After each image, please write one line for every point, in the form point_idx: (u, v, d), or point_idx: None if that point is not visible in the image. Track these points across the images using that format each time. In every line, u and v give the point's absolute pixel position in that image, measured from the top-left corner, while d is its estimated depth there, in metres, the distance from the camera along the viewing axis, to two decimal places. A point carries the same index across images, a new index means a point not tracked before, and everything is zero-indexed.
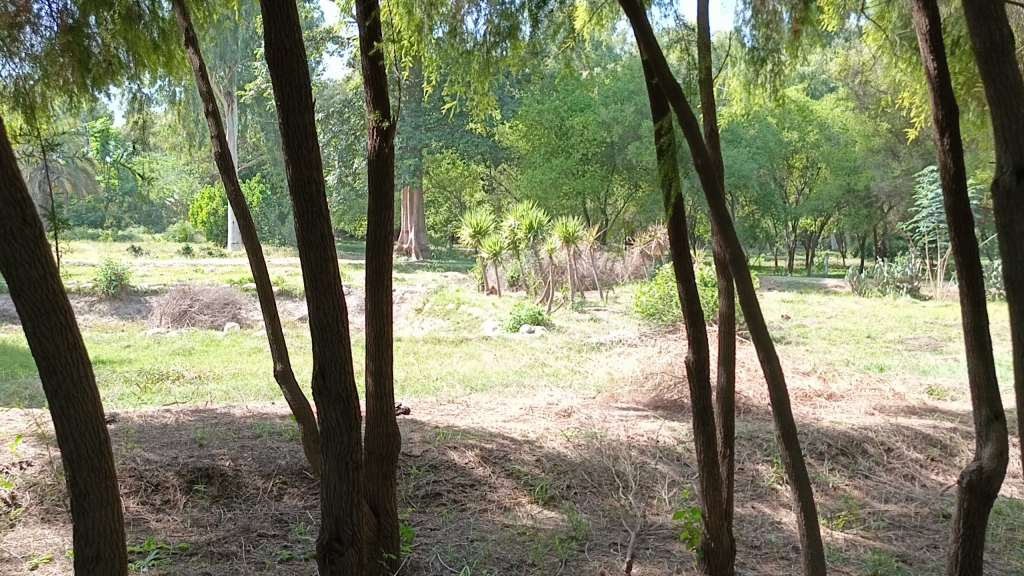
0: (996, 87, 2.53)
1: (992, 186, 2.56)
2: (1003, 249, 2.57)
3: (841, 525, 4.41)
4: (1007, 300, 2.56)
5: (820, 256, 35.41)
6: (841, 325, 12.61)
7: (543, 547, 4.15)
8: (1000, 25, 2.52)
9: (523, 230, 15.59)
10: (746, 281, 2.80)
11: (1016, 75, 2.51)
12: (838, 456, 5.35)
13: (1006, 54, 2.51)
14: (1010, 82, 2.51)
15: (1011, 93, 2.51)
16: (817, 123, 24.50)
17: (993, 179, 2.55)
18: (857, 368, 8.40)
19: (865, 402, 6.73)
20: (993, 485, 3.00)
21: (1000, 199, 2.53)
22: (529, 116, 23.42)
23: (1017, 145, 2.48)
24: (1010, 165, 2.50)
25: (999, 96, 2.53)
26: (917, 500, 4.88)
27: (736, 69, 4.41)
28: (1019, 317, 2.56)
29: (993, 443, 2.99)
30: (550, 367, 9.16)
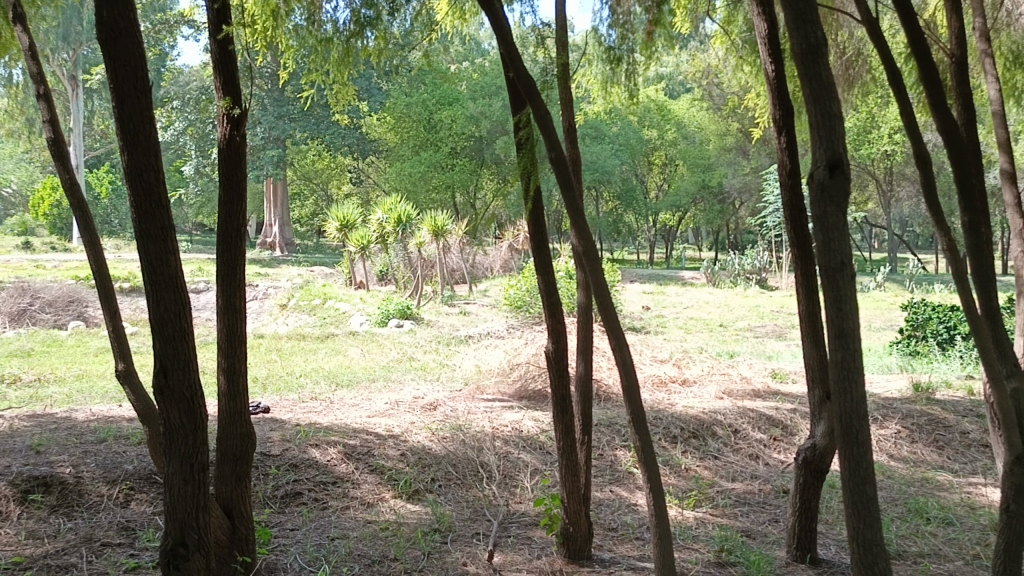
0: (807, 86, 1.86)
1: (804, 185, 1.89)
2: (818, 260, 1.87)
3: (693, 504, 4.64)
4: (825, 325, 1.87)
5: (679, 249, 37.11)
6: (696, 315, 13.21)
7: (405, 541, 4.12)
8: (816, 23, 1.89)
9: (392, 224, 15.40)
10: (599, 271, 2.89)
11: (834, 78, 1.86)
12: (690, 439, 5.62)
13: (822, 56, 1.86)
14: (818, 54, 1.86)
15: (832, 100, 1.83)
16: (674, 122, 25.66)
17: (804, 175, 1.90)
18: (709, 355, 8.83)
19: (714, 387, 7.09)
20: (825, 460, 3.38)
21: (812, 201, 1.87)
22: (397, 109, 23.10)
23: (830, 132, 1.83)
24: (824, 156, 1.85)
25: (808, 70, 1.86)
26: (760, 478, 5.19)
27: (594, 67, 4.56)
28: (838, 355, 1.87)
29: (825, 424, 3.33)
30: (418, 362, 9.10)
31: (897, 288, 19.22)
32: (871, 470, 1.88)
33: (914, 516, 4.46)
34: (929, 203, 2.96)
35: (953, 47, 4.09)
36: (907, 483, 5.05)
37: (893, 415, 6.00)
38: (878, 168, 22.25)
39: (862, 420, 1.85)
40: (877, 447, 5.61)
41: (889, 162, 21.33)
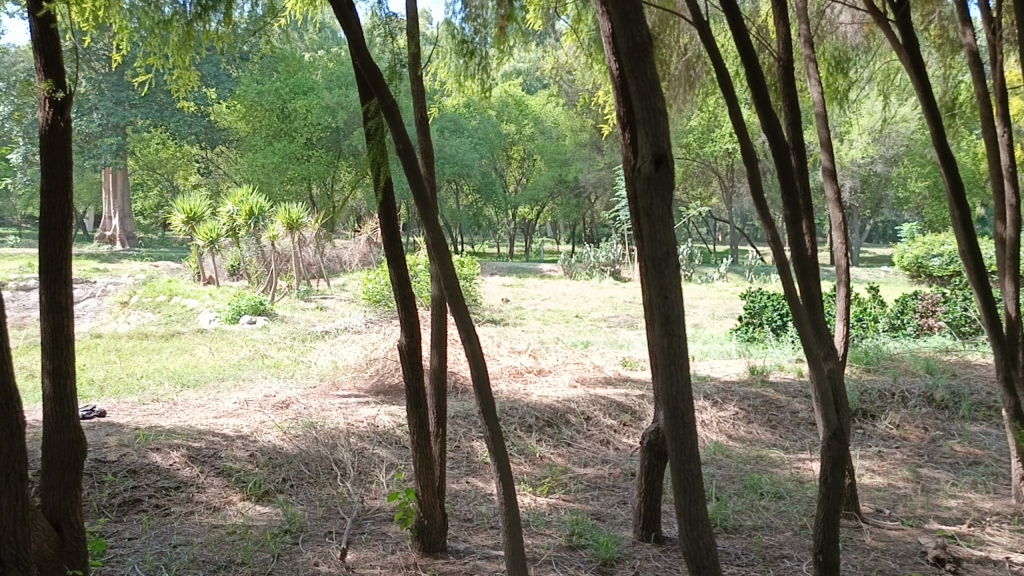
0: (633, 83, 1.81)
1: (632, 178, 1.84)
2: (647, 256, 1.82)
3: (546, 491, 4.74)
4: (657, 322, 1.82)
5: (539, 242, 37.79)
6: (554, 306, 13.51)
7: (253, 544, 3.97)
8: (641, 20, 1.83)
9: (243, 216, 14.80)
10: (448, 264, 2.89)
11: (660, 76, 1.81)
12: (544, 427, 5.74)
13: (647, 54, 1.81)
14: (641, 43, 1.81)
15: (658, 99, 1.79)
16: (531, 117, 26.08)
17: (632, 168, 1.84)
18: (565, 345, 9.05)
19: (568, 376, 7.28)
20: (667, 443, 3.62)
21: (639, 194, 1.82)
22: (248, 97, 22.22)
23: (655, 122, 1.78)
24: (652, 147, 1.80)
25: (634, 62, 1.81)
26: (610, 462, 5.37)
27: (446, 59, 4.55)
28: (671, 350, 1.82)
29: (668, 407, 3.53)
30: (271, 359, 8.81)
31: (738, 278, 20.39)
32: (698, 474, 1.85)
33: (749, 492, 4.75)
34: (755, 199, 3.07)
35: (781, 51, 4.37)
36: (744, 462, 5.37)
37: (732, 398, 6.37)
38: (721, 165, 23.45)
39: (688, 423, 1.84)
40: (717, 428, 5.94)
41: (731, 160, 22.57)
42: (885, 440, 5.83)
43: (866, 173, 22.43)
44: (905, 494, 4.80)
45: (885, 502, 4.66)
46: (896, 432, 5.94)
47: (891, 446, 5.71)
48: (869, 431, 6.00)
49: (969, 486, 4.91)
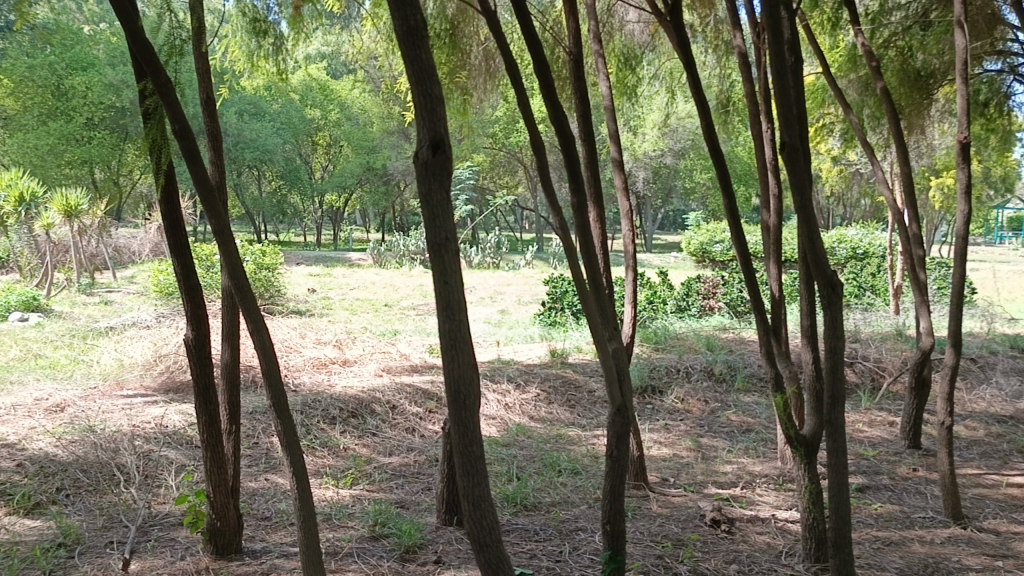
0: (409, 70, 1.80)
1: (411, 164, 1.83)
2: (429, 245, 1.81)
3: (349, 482, 4.67)
4: (441, 314, 1.82)
5: (347, 230, 37.02)
6: (362, 295, 13.32)
7: (19, 562, 3.61)
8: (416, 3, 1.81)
9: (11, 203, 13.35)
10: (234, 252, 2.75)
11: (436, 61, 1.81)
12: (349, 419, 5.65)
13: (423, 40, 1.81)
14: (416, 28, 1.80)
15: (434, 85, 1.79)
16: (337, 103, 25.44)
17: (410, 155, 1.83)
18: (372, 334, 8.94)
19: (374, 365, 7.19)
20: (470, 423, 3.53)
21: (419, 181, 1.81)
22: (16, 71, 20.04)
23: (432, 108, 1.78)
24: (429, 134, 1.79)
25: (410, 52, 1.80)
26: (416, 449, 5.38)
27: (237, 38, 4.34)
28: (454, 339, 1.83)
29: None
30: (46, 359, 8.04)
31: (543, 265, 21.03)
32: (480, 455, 1.88)
33: (549, 470, 4.93)
34: (544, 188, 3.16)
35: (572, 46, 4.54)
36: (544, 441, 5.56)
37: (532, 380, 6.60)
38: (526, 155, 24.05)
39: (470, 407, 1.86)
40: (520, 410, 6.12)
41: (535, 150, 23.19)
42: (671, 414, 6.26)
43: (656, 165, 23.75)
44: (688, 463, 5.18)
45: (671, 471, 5.00)
46: (681, 406, 6.39)
47: (677, 418, 6.13)
48: (657, 405, 6.42)
49: (742, 452, 5.38)
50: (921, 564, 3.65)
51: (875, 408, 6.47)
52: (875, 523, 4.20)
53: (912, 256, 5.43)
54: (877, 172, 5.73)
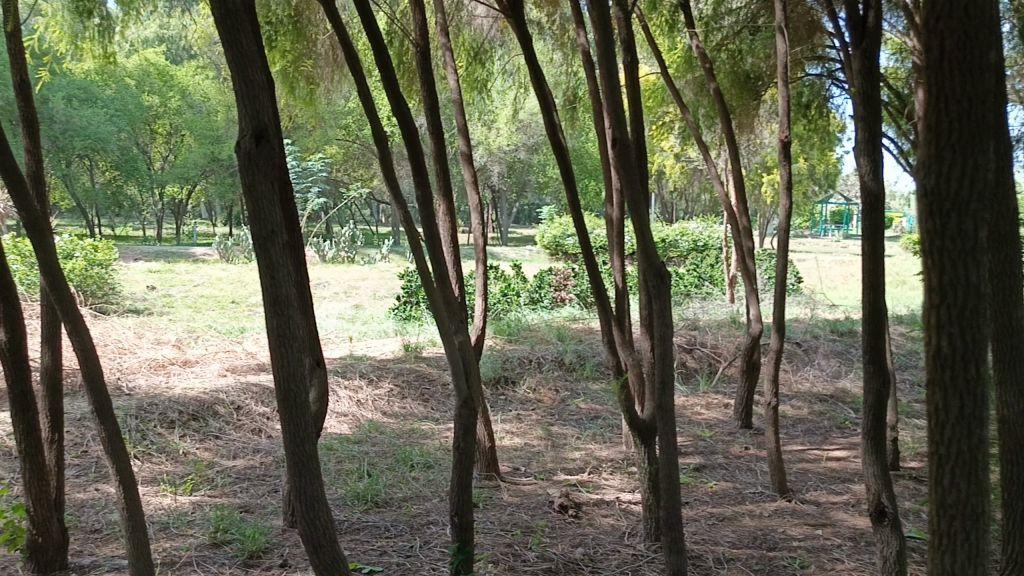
0: (229, 55, 1.74)
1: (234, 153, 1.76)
2: (256, 238, 1.75)
3: (189, 489, 4.45)
4: (270, 310, 1.77)
5: (191, 223, 35.20)
6: (207, 292, 12.73)
7: None
8: None
9: None
10: (48, 248, 2.56)
11: (257, 47, 1.76)
12: (189, 422, 5.39)
13: (242, 23, 1.74)
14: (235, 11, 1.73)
15: (254, 71, 1.74)
16: (178, 89, 24.11)
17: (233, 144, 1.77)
18: (216, 333, 8.56)
19: (217, 365, 6.89)
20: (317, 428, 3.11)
21: (242, 171, 1.75)
22: None
23: (253, 97, 1.73)
24: (252, 124, 1.74)
25: (230, 37, 1.73)
26: (262, 451, 5.20)
27: (57, 17, 4.01)
28: (282, 335, 1.79)
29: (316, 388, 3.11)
30: None
31: (399, 259, 20.84)
32: (312, 455, 1.85)
33: (400, 465, 4.89)
34: (387, 181, 3.13)
35: (418, 38, 4.50)
36: (396, 436, 5.51)
37: (385, 376, 6.52)
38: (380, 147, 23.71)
39: (301, 404, 1.82)
40: (372, 406, 6.04)
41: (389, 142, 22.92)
42: (523, 404, 6.35)
43: (511, 159, 24.03)
44: (538, 452, 5.29)
45: (521, 461, 5.08)
46: (533, 396, 6.51)
47: (528, 408, 6.24)
48: (510, 396, 6.51)
49: (590, 438, 5.55)
50: (751, 537, 3.90)
51: (712, 391, 6.84)
52: (711, 500, 4.43)
53: (743, 248, 5.77)
54: (712, 169, 6.04)
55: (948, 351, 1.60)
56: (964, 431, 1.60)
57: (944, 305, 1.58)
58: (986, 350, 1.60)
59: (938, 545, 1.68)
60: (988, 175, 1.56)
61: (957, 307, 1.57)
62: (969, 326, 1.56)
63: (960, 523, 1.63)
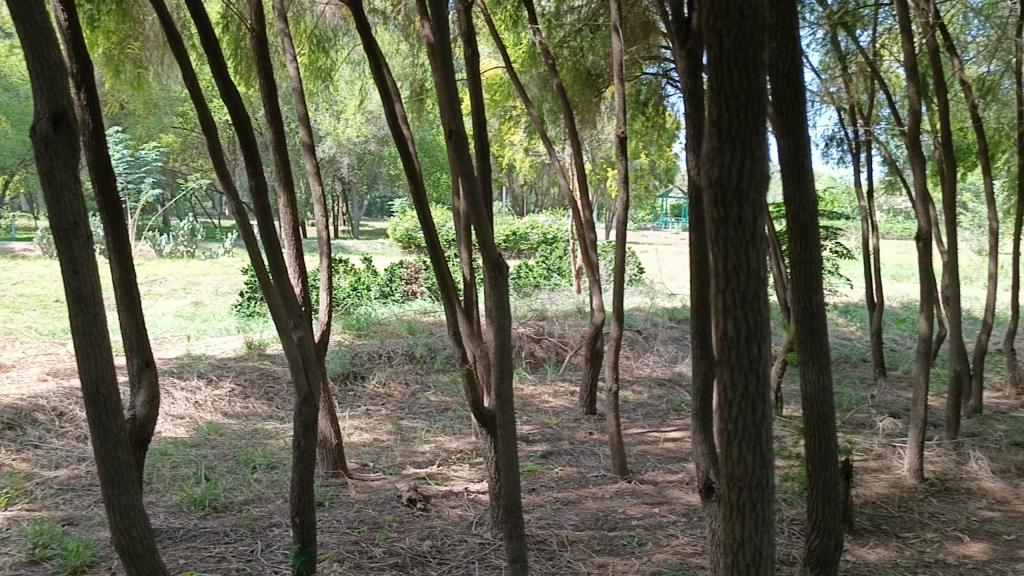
0: (20, 32, 1.60)
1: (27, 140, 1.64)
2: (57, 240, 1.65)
3: (3, 504, 4.10)
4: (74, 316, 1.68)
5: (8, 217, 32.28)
6: (26, 291, 11.75)
7: None
8: None
9: None
10: None
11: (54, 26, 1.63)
12: (4, 431, 4.97)
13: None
14: None
15: (52, 51, 1.62)
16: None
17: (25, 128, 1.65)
18: (36, 334, 7.91)
19: (37, 369, 6.38)
20: (148, 431, 2.83)
21: (39, 162, 1.65)
22: None
23: (52, 81, 1.63)
24: (50, 112, 1.64)
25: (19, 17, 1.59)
26: (88, 459, 4.87)
27: None
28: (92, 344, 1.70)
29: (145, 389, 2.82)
30: None
31: (244, 254, 20.03)
32: (127, 463, 1.77)
33: (241, 467, 4.71)
34: (216, 169, 2.98)
35: (254, 22, 4.27)
36: (238, 437, 5.31)
37: (226, 375, 6.27)
38: None
39: (112, 410, 1.74)
40: (212, 408, 5.79)
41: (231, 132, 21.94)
42: (372, 399, 6.27)
43: (360, 151, 23.61)
44: (386, 446, 5.24)
45: (369, 456, 5.01)
46: (382, 390, 6.44)
47: (378, 403, 6.17)
48: (359, 391, 6.40)
49: (439, 430, 5.56)
50: (593, 519, 4.03)
51: (559, 380, 7.02)
52: (556, 485, 4.55)
53: (585, 240, 5.95)
54: (555, 163, 6.17)
55: (733, 338, 1.42)
56: (748, 408, 1.45)
57: (728, 290, 1.40)
58: (761, 340, 1.42)
59: (731, 544, 1.53)
60: (764, 160, 1.38)
61: (739, 292, 1.40)
62: (752, 310, 1.40)
63: (750, 516, 1.49)
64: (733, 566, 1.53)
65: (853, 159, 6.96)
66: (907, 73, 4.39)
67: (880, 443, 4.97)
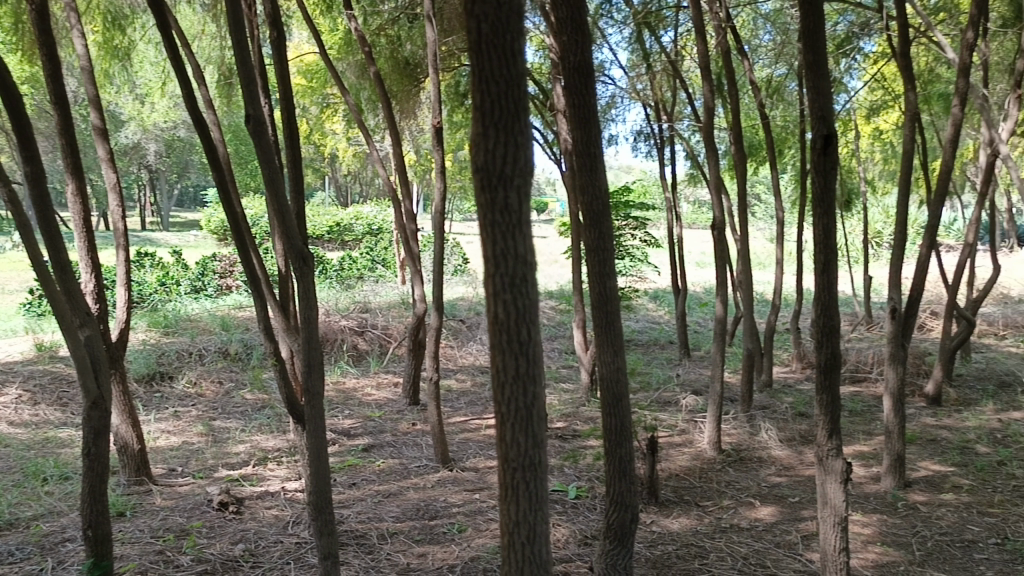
0: None
1: None
2: None
3: None
4: None
5: None
6: None
7: None
8: None
9: None
10: None
11: None
12: None
13: None
14: None
15: None
16: None
17: None
18: None
19: None
20: None
21: None
22: None
23: None
24: None
25: None
26: None
27: None
28: None
29: None
30: None
31: None
32: None
33: (29, 481, 4.31)
34: None
35: None
36: (26, 448, 4.85)
37: (11, 381, 5.72)
38: None
39: None
40: None
41: None
42: (182, 399, 5.93)
43: (169, 137, 22.23)
44: (197, 449, 4.97)
45: (178, 461, 4.73)
46: (193, 390, 6.11)
47: (187, 404, 5.84)
48: (167, 392, 6.03)
49: (255, 429, 5.35)
50: (414, 509, 4.02)
51: (381, 372, 6.95)
52: (377, 478, 4.50)
53: (406, 230, 5.89)
54: (373, 153, 6.07)
55: (504, 321, 1.47)
56: (521, 390, 1.50)
57: (498, 275, 1.44)
58: (530, 324, 1.48)
59: (509, 524, 1.59)
60: (526, 148, 1.43)
61: (508, 276, 1.44)
62: (520, 294, 1.45)
63: (525, 494, 1.56)
64: (508, 545, 1.60)
65: (660, 153, 7.35)
66: (701, 74, 4.68)
67: (684, 420, 5.30)
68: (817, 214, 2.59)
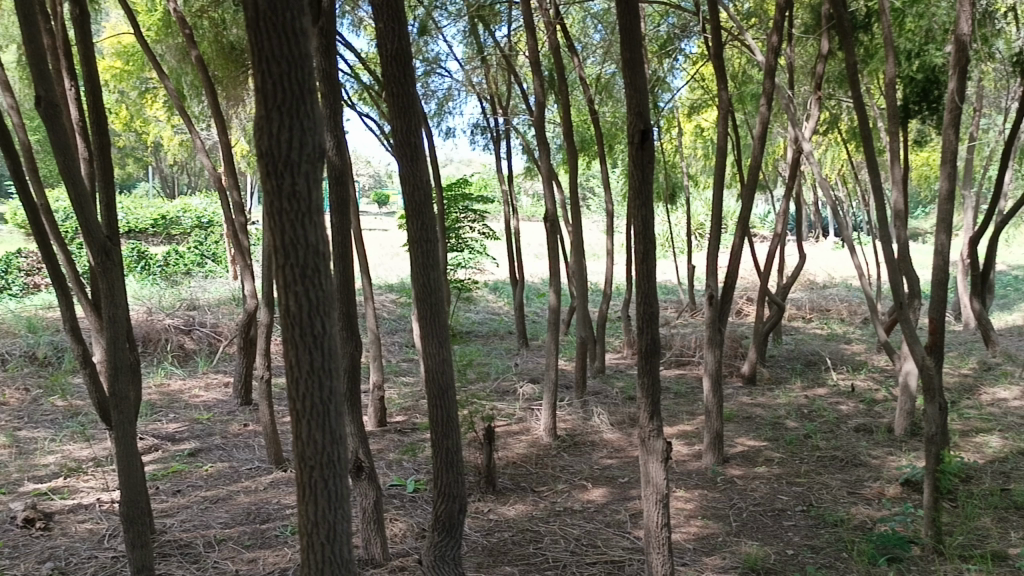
0: None
1: None
2: None
3: None
4: None
5: None
6: None
7: None
8: None
9: None
10: None
11: None
12: None
13: None
14: None
15: None
16: None
17: None
18: None
19: None
20: None
21: None
22: None
23: None
24: None
25: None
26: None
27: None
28: None
29: None
30: None
31: None
32: None
33: None
34: None
35: None
36: None
37: None
38: None
39: None
40: None
41: None
42: None
43: None
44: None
45: None
46: None
47: None
48: None
49: (67, 438, 4.95)
50: (244, 514, 3.86)
51: (210, 372, 6.64)
52: (204, 484, 4.28)
53: (234, 223, 5.61)
54: (197, 141, 5.74)
55: (296, 314, 1.42)
56: (316, 385, 1.47)
57: (287, 265, 1.39)
58: (325, 316, 1.45)
59: (307, 524, 1.55)
60: (315, 134, 1.39)
61: (298, 267, 1.40)
62: (312, 284, 1.41)
63: (323, 493, 1.52)
64: (307, 547, 1.56)
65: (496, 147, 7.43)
66: (531, 69, 4.75)
67: (521, 408, 5.40)
68: (635, 206, 2.68)
